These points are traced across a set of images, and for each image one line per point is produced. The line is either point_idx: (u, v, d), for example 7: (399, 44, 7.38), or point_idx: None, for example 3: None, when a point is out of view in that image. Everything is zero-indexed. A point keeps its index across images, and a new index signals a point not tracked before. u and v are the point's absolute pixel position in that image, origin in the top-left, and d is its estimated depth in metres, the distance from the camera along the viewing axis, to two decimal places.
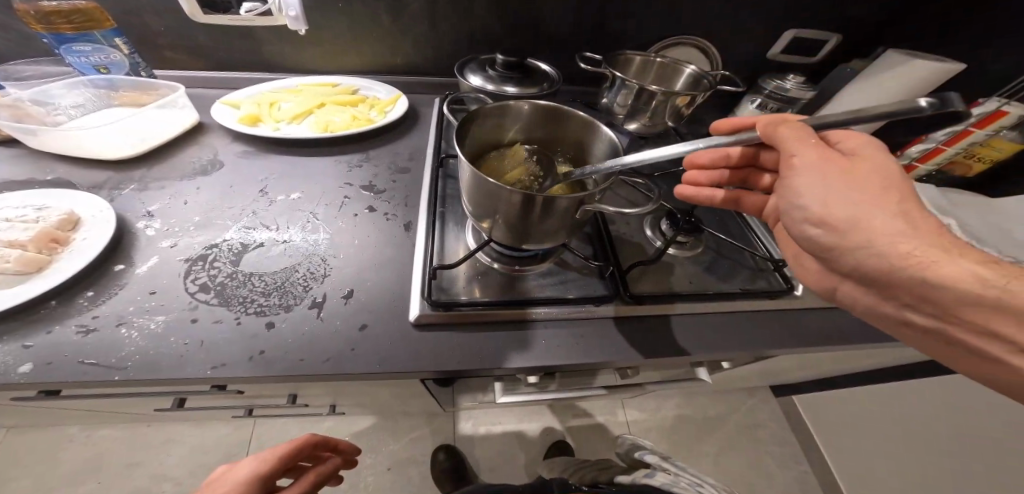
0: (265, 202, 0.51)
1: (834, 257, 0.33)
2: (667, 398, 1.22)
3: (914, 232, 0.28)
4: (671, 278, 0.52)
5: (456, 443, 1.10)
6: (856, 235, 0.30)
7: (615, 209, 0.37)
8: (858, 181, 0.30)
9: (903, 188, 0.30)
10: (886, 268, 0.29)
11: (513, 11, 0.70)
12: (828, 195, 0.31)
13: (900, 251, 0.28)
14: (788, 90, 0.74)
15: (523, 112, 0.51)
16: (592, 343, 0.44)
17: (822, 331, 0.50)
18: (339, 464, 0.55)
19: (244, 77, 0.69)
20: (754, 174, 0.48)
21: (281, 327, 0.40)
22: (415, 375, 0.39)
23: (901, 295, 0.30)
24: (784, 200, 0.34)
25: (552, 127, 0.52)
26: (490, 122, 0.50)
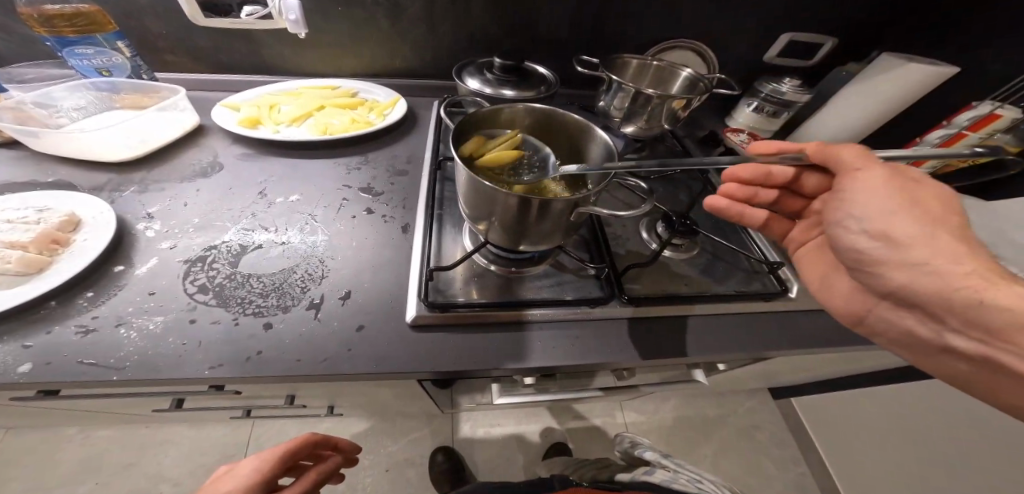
0: (264, 204, 0.52)
1: (881, 273, 0.33)
2: (666, 399, 1.22)
3: (969, 255, 0.29)
4: (667, 280, 0.52)
5: (455, 444, 1.10)
6: (913, 250, 0.30)
7: (609, 212, 0.38)
8: (915, 202, 0.31)
9: (958, 217, 0.31)
10: (938, 288, 0.29)
11: (512, 14, 0.71)
12: (884, 211, 0.31)
13: (956, 271, 0.29)
14: (784, 93, 0.76)
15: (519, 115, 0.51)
16: (590, 344, 0.45)
17: (817, 333, 0.50)
18: (339, 463, 0.55)
19: (244, 80, 0.70)
20: (784, 197, 0.48)
21: (279, 328, 0.40)
22: (411, 376, 0.40)
23: (949, 318, 0.30)
24: (836, 214, 0.35)
25: (547, 130, 0.53)
26: (487, 126, 0.51)
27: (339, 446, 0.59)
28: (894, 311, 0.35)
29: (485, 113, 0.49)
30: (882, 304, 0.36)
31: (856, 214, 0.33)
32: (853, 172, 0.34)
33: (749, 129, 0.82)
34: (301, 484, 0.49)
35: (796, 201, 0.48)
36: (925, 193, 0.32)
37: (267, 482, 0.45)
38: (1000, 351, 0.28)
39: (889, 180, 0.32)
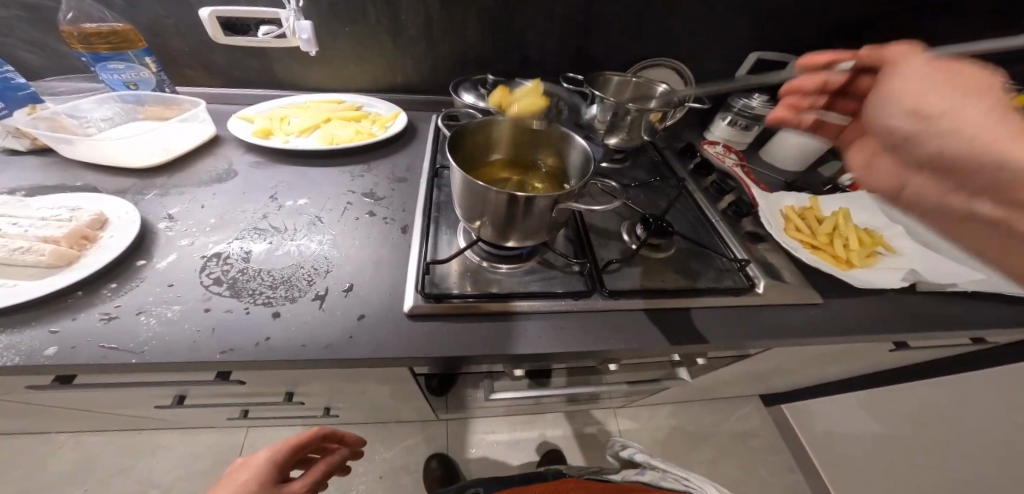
0: (275, 208, 0.56)
1: (913, 148, 0.31)
2: (659, 407, 1.24)
3: (1000, 116, 0.27)
4: (647, 276, 0.57)
5: (449, 451, 1.12)
6: (942, 123, 0.28)
7: (586, 206, 0.43)
8: (962, 84, 0.29)
9: (992, 90, 0.28)
10: (962, 152, 0.28)
11: (505, 34, 0.78)
12: (922, 89, 0.30)
13: (985, 134, 0.26)
14: (754, 108, 0.82)
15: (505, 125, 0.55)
16: (573, 334, 0.48)
17: (785, 326, 0.54)
18: (346, 455, 0.58)
19: (256, 94, 0.75)
20: (840, 101, 0.49)
21: (287, 316, 0.43)
22: (408, 360, 0.43)
23: (980, 181, 0.28)
24: (877, 104, 0.32)
25: (526, 141, 0.57)
26: (479, 136, 0.55)
27: (343, 439, 0.61)
28: (929, 187, 0.32)
29: (479, 123, 0.53)
30: (915, 178, 0.32)
31: (897, 97, 0.31)
32: (900, 68, 0.32)
33: (724, 141, 0.89)
34: (311, 475, 0.52)
35: (852, 104, 0.49)
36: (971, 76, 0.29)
37: (279, 471, 0.48)
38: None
39: (938, 67, 0.30)
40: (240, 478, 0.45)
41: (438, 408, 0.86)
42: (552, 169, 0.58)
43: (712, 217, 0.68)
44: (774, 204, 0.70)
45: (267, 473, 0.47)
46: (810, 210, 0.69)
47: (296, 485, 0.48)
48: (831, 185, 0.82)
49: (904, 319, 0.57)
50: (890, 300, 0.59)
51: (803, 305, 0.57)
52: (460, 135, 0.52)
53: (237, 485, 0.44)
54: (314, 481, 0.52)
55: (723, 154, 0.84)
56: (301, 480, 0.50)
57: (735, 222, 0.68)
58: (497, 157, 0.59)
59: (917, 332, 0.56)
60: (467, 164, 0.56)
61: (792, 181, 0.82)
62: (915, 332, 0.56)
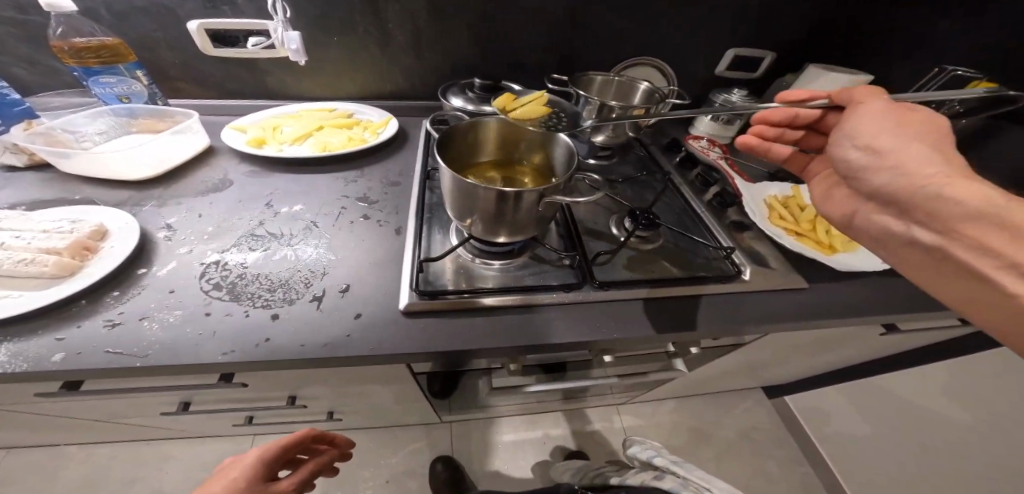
0: (270, 215, 0.55)
1: (863, 181, 0.36)
2: (661, 405, 1.32)
3: (940, 159, 0.32)
4: (636, 268, 0.59)
5: (455, 454, 1.15)
6: (890, 161, 0.34)
7: (570, 199, 0.44)
8: (916, 127, 0.34)
9: (943, 136, 0.33)
10: (905, 184, 0.33)
11: (493, 40, 0.80)
12: (877, 128, 0.35)
13: (923, 170, 0.32)
14: (734, 102, 0.86)
15: (490, 125, 0.55)
16: (564, 326, 0.50)
17: (773, 312, 0.56)
18: (330, 460, 0.60)
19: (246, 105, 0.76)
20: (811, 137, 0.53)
21: (286, 318, 0.44)
22: (405, 356, 0.44)
23: (911, 211, 0.33)
24: (835, 140, 0.38)
25: (509, 142, 0.58)
26: (464, 136, 0.54)
27: (333, 441, 0.64)
28: (878, 216, 0.38)
29: (470, 127, 0.54)
30: (864, 206, 0.39)
31: (853, 132, 0.36)
32: (859, 105, 0.37)
33: (709, 135, 0.92)
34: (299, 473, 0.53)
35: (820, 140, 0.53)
36: (921, 119, 0.34)
37: (268, 469, 0.50)
38: (952, 242, 0.32)
39: (895, 110, 0.35)
40: (231, 474, 0.47)
41: (440, 410, 0.88)
42: (536, 163, 0.60)
43: (699, 209, 0.70)
44: (758, 194, 0.73)
45: (256, 471, 0.48)
46: (792, 199, 0.71)
47: (284, 483, 0.50)
48: None
49: (890, 302, 0.58)
50: (873, 284, 0.61)
51: (788, 292, 0.58)
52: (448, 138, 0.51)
53: (227, 480, 0.45)
54: (300, 480, 0.53)
55: (708, 148, 0.87)
56: (288, 481, 0.51)
57: (720, 212, 0.70)
58: (485, 158, 0.59)
59: (902, 314, 0.57)
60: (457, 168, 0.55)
61: (774, 172, 0.83)
62: (898, 313, 0.57)
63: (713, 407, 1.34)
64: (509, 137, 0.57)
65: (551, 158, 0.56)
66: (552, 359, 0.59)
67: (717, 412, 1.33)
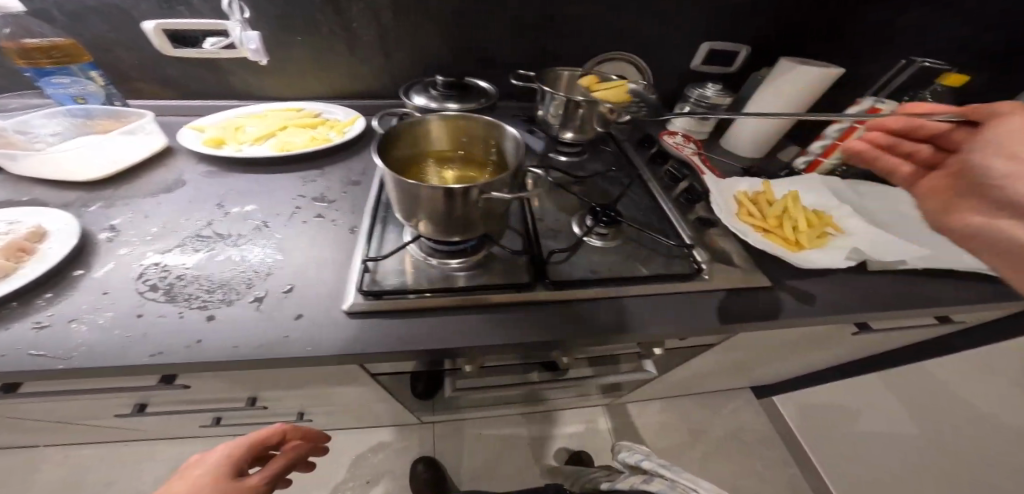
0: (220, 215, 0.54)
1: (1002, 184, 0.30)
2: (648, 405, 1.31)
3: None
4: (594, 267, 0.58)
5: (436, 454, 1.14)
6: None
7: (505, 196, 0.43)
8: None
9: None
10: None
11: (460, 37, 0.78)
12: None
13: None
14: (709, 97, 0.84)
15: (432, 124, 0.54)
16: (513, 326, 0.49)
17: (734, 311, 0.54)
18: (309, 452, 0.59)
19: (207, 105, 0.75)
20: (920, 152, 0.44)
21: (221, 318, 0.43)
22: (344, 358, 0.43)
23: None
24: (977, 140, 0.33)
25: (455, 140, 0.57)
26: (407, 137, 0.53)
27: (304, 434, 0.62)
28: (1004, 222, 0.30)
29: (407, 124, 0.52)
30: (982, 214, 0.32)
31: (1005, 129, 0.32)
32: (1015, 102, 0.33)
33: (684, 131, 0.90)
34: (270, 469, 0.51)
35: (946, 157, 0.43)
36: None
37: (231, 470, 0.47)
38: None
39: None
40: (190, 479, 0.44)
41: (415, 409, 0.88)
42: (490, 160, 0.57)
43: (665, 206, 0.69)
44: (727, 189, 0.72)
45: (224, 466, 0.47)
46: (761, 195, 0.69)
47: (254, 478, 0.48)
48: (786, 170, 0.81)
49: (857, 301, 0.57)
50: (839, 282, 0.59)
51: (750, 291, 0.57)
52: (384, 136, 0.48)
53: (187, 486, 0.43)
54: (273, 473, 0.51)
55: (683, 144, 0.85)
56: (265, 471, 0.50)
57: (687, 208, 0.70)
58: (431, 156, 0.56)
59: (868, 313, 0.55)
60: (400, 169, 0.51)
61: (747, 168, 0.82)
62: (865, 313, 0.55)
63: (701, 407, 1.32)
64: (455, 134, 0.56)
65: (502, 151, 0.54)
66: (505, 360, 0.59)
67: (705, 413, 1.31)
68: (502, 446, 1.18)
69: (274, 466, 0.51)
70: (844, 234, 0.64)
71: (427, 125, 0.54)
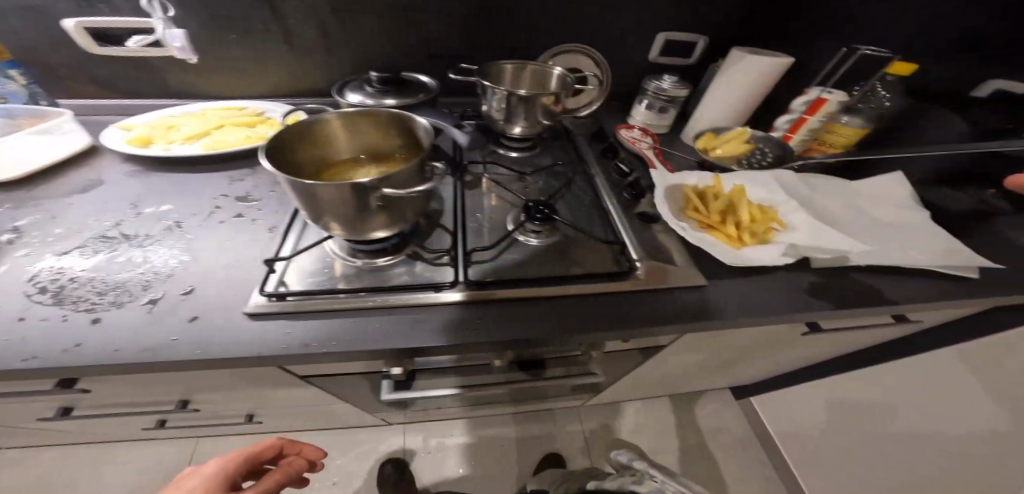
0: (132, 215, 0.53)
1: None
2: (623, 407, 1.28)
3: None
4: (522, 265, 0.55)
5: (405, 455, 1.13)
6: None
7: (395, 191, 0.41)
8: None
9: None
10: None
11: (402, 31, 0.76)
12: None
13: None
14: (666, 90, 0.81)
15: (333, 125, 0.50)
16: (426, 327, 0.47)
17: (663, 311, 0.52)
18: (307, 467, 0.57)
19: (144, 104, 0.73)
20: None
21: (107, 321, 0.41)
22: (235, 362, 0.41)
23: None
24: None
25: (365, 137, 0.53)
26: (308, 143, 0.49)
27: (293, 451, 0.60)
28: None
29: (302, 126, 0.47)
30: None
31: None
32: None
33: (642, 125, 0.87)
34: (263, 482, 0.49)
35: None
36: None
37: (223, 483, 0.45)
38: None
39: None
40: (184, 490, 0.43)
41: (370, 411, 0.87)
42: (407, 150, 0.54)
43: (607, 202, 0.66)
44: (674, 184, 0.69)
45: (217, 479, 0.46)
46: (709, 190, 0.67)
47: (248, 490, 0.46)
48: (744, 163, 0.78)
49: (798, 299, 0.54)
50: (782, 280, 0.56)
51: (686, 290, 0.54)
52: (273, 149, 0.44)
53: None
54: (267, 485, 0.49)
55: (639, 138, 0.82)
56: (262, 482, 0.48)
57: (631, 204, 0.67)
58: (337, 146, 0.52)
59: (808, 312, 0.52)
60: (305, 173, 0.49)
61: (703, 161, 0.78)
62: (805, 312, 0.52)
63: (677, 408, 1.29)
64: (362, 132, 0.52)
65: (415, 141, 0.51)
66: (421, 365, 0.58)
67: (682, 414, 1.28)
68: (471, 449, 1.16)
69: (274, 475, 0.50)
70: (789, 229, 0.61)
71: (327, 121, 0.50)
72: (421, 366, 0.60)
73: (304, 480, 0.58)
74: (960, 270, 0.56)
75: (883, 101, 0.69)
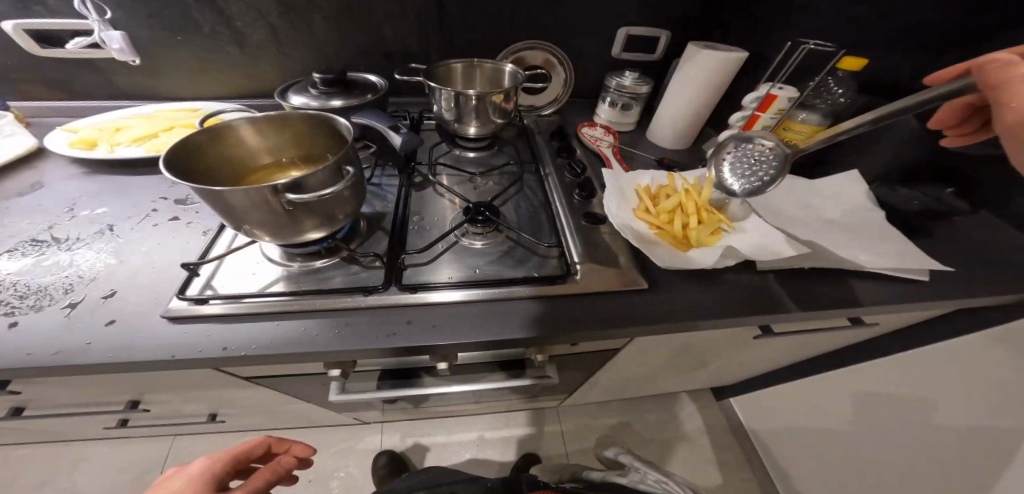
0: (67, 218, 0.53)
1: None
2: (604, 407, 1.27)
3: None
4: (459, 269, 0.54)
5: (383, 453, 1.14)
6: None
7: (313, 195, 0.41)
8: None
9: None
10: None
11: (353, 30, 0.75)
12: None
13: None
14: (626, 86, 0.79)
15: (246, 129, 0.50)
16: (352, 331, 0.46)
17: (598, 314, 0.51)
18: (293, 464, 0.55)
19: (96, 106, 0.73)
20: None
21: (23, 325, 0.41)
22: (148, 367, 0.41)
23: None
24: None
25: (285, 139, 0.53)
26: (219, 149, 0.48)
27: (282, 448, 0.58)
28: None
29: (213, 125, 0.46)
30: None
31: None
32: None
33: (606, 123, 0.86)
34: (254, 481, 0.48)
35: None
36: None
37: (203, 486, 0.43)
38: None
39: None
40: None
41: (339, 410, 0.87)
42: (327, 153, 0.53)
43: (555, 204, 0.65)
44: (627, 184, 0.68)
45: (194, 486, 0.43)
46: (658, 190, 0.65)
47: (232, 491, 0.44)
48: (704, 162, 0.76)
49: (740, 303, 0.52)
50: (726, 283, 0.55)
51: (625, 292, 0.53)
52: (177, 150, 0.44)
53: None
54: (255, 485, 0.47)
55: (599, 137, 0.80)
56: (252, 479, 0.47)
57: (580, 204, 0.66)
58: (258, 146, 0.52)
59: (749, 315, 0.51)
60: (214, 177, 0.49)
61: (661, 159, 0.77)
62: (746, 315, 0.51)
63: (656, 408, 1.28)
64: (280, 135, 0.52)
65: (341, 144, 0.51)
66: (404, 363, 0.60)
67: (662, 414, 1.27)
68: (446, 447, 1.16)
69: (265, 472, 0.48)
70: (737, 230, 0.60)
71: (239, 127, 0.49)
72: (402, 365, 0.62)
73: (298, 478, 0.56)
74: (909, 273, 0.54)
75: (835, 97, 0.66)
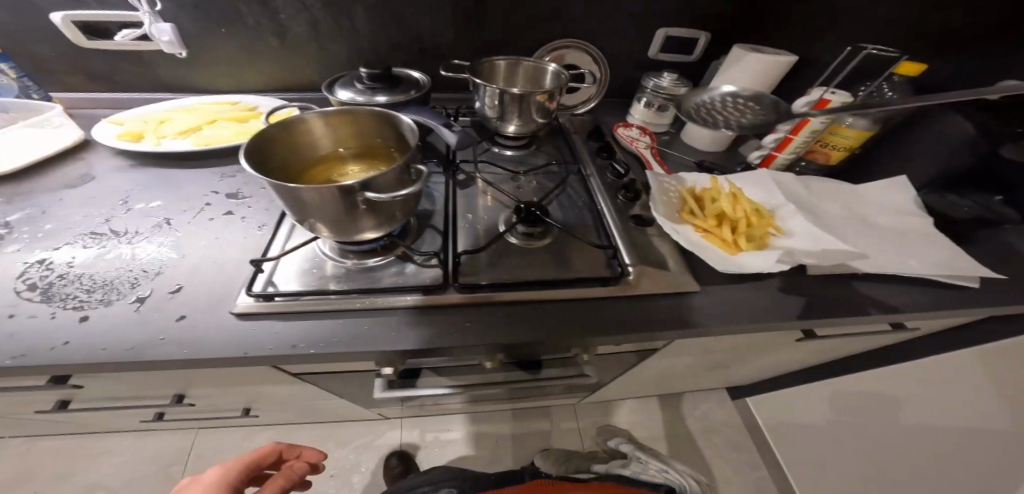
0: (123, 211, 0.53)
1: None
2: (622, 405, 1.28)
3: None
4: (514, 268, 0.55)
5: (404, 448, 1.15)
6: None
7: (388, 195, 0.41)
8: None
9: None
10: None
11: (394, 26, 0.75)
12: None
13: None
14: (665, 87, 0.79)
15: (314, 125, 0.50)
16: (415, 329, 0.46)
17: (653, 316, 0.51)
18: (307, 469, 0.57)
19: (136, 98, 0.73)
20: None
21: (96, 318, 0.41)
22: (219, 363, 0.41)
23: None
24: None
25: (349, 135, 0.52)
26: (288, 143, 0.49)
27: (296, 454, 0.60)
28: None
29: (299, 119, 0.48)
30: None
31: None
32: None
33: (642, 124, 0.86)
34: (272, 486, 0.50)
35: None
36: None
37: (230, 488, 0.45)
38: None
39: None
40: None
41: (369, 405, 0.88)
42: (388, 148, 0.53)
43: (601, 204, 0.66)
44: (672, 186, 0.68)
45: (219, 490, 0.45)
46: (704, 192, 0.65)
47: None
48: (745, 165, 0.76)
49: (794, 307, 0.53)
50: (778, 287, 0.55)
51: (679, 295, 0.54)
52: (257, 131, 0.44)
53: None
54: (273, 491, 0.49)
55: (636, 137, 0.81)
56: (267, 485, 0.50)
57: (625, 205, 0.66)
58: (326, 156, 0.52)
59: (803, 319, 0.51)
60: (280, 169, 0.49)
61: (700, 162, 0.77)
62: (800, 319, 0.51)
63: (673, 406, 1.29)
64: (345, 131, 0.52)
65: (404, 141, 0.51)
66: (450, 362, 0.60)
67: (679, 413, 1.28)
68: (466, 443, 1.17)
69: (279, 479, 0.51)
70: (786, 235, 0.60)
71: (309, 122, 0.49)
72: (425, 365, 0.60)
73: (306, 483, 0.59)
74: (958, 280, 0.55)
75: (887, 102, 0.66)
